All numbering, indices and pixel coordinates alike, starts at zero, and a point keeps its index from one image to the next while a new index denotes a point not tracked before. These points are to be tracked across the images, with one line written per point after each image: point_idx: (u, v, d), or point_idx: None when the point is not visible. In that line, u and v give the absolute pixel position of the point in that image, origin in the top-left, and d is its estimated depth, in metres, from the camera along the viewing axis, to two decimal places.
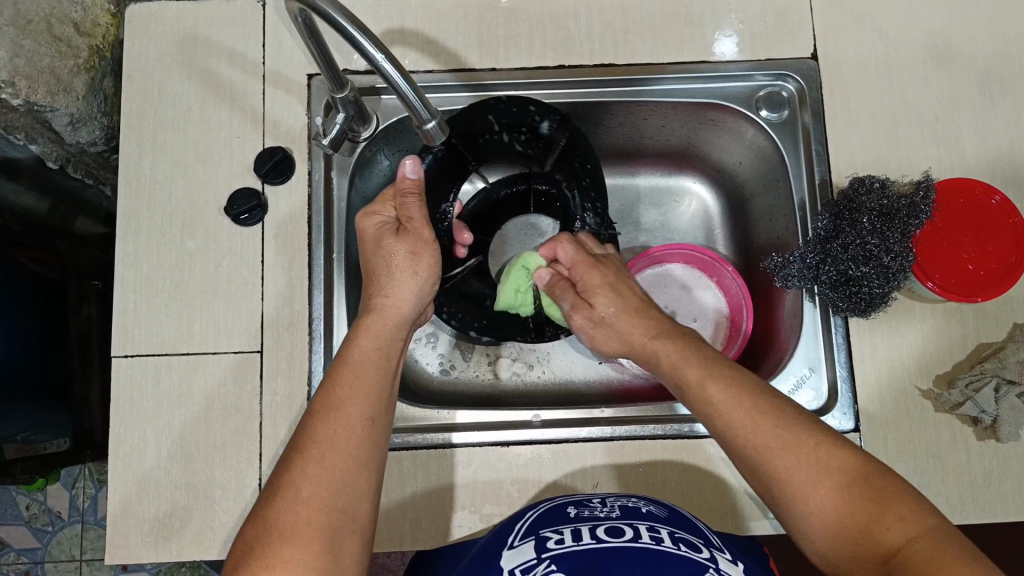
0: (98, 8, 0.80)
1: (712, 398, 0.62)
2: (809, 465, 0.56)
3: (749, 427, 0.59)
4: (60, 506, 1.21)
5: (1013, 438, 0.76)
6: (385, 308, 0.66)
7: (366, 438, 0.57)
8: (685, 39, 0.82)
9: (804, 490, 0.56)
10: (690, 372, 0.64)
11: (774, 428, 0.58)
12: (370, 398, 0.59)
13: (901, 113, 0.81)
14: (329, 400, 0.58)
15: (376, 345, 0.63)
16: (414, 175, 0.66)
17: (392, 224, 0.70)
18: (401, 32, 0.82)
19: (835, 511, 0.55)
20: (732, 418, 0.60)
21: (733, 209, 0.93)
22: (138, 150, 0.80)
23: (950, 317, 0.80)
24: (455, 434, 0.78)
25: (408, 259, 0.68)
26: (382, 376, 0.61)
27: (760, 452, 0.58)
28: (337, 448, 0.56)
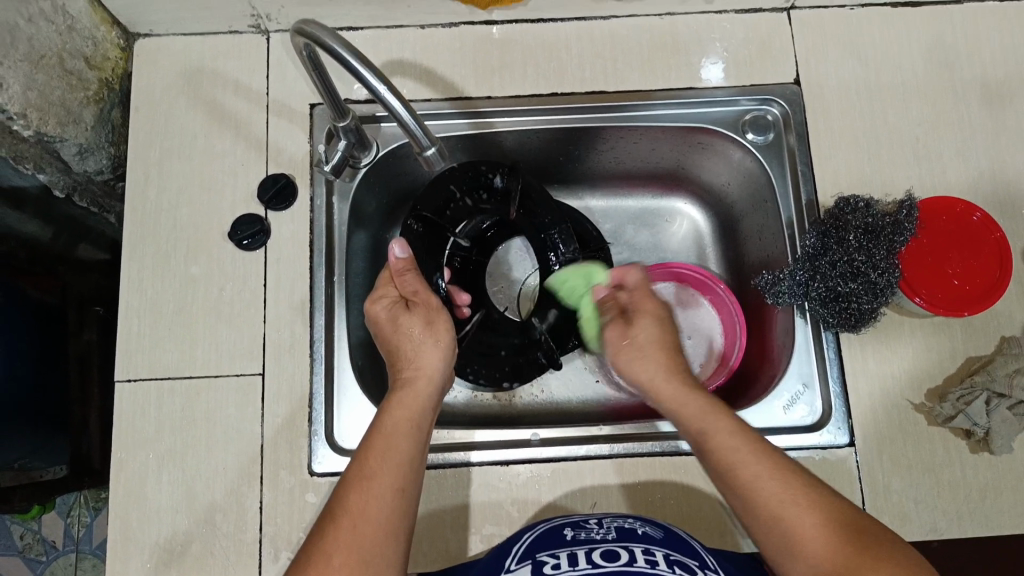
0: (108, 43, 0.82)
1: (712, 425, 0.65)
2: (790, 501, 0.59)
3: (736, 468, 0.62)
4: (55, 535, 1.21)
5: (1006, 450, 0.77)
6: (415, 379, 0.68)
7: (397, 508, 0.58)
8: (673, 67, 0.85)
9: (787, 527, 0.58)
10: (694, 402, 0.68)
11: (761, 454, 0.62)
12: (401, 467, 0.60)
13: (884, 135, 0.84)
14: (362, 471, 0.59)
15: (408, 415, 0.65)
16: (404, 254, 0.75)
17: (399, 302, 0.74)
18: (399, 63, 0.85)
19: (813, 535, 0.57)
20: (729, 452, 0.63)
21: (724, 229, 0.95)
22: (145, 178, 0.82)
23: (939, 332, 0.81)
24: (473, 453, 0.79)
25: (424, 330, 0.72)
26: (414, 445, 0.63)
27: (743, 485, 0.61)
28: (368, 517, 0.56)
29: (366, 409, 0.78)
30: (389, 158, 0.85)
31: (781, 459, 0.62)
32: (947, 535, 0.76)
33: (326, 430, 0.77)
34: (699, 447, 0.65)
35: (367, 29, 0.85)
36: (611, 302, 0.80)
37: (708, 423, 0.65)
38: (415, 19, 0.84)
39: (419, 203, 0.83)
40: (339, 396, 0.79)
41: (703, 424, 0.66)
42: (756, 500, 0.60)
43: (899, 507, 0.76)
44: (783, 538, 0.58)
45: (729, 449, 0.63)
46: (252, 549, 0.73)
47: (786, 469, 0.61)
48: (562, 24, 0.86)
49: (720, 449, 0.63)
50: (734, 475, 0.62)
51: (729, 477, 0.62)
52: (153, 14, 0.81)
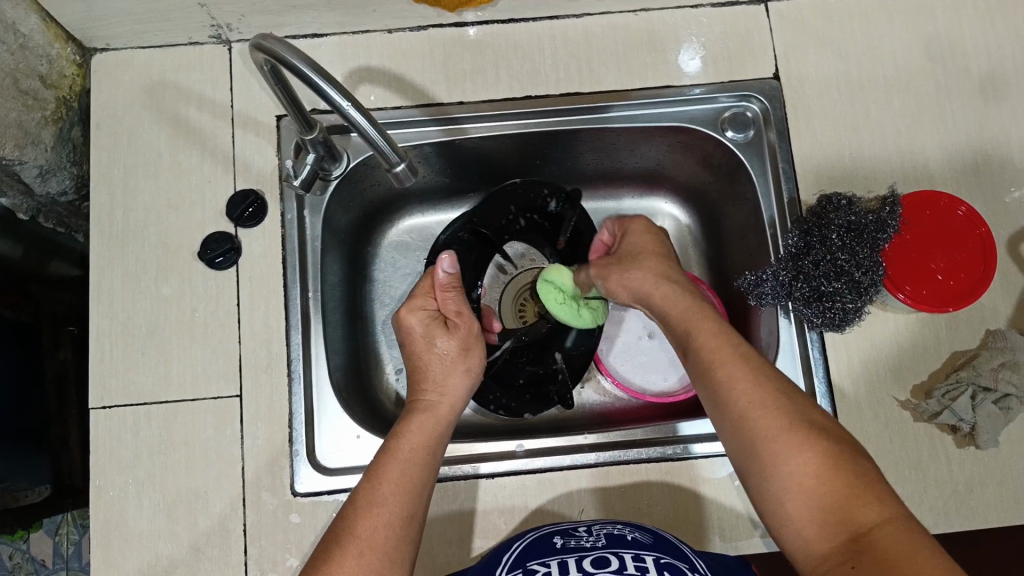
0: (64, 60, 0.79)
1: (717, 356, 0.62)
2: (772, 419, 0.58)
3: (729, 380, 0.60)
4: (44, 554, 1.20)
5: (992, 445, 0.76)
6: (437, 405, 0.67)
7: (400, 538, 0.57)
8: (649, 65, 0.83)
9: (768, 448, 0.57)
10: (703, 326, 0.64)
11: (770, 391, 0.59)
12: (406, 495, 0.59)
13: (866, 128, 0.82)
14: (367, 497, 0.58)
15: (416, 441, 0.63)
16: (451, 270, 0.72)
17: (436, 316, 0.72)
18: (367, 69, 0.82)
19: (809, 485, 0.55)
20: (736, 389, 0.60)
21: (705, 228, 0.94)
22: (110, 197, 0.79)
23: (924, 327, 0.81)
24: (482, 464, 0.78)
25: (460, 353, 0.70)
26: (419, 467, 0.61)
27: (746, 428, 0.58)
28: (372, 547, 0.55)
29: (347, 425, 0.77)
30: (361, 168, 0.83)
31: (792, 398, 0.59)
32: (934, 530, 0.76)
33: (307, 448, 0.76)
34: (704, 379, 0.62)
35: (332, 36, 0.83)
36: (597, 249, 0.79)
37: (717, 356, 0.62)
38: (382, 23, 0.82)
39: (479, 217, 0.88)
40: (320, 414, 0.77)
41: (708, 359, 0.62)
42: (754, 442, 0.58)
43: None
44: (775, 482, 0.56)
45: (737, 388, 0.60)
46: (237, 572, 0.72)
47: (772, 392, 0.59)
48: (533, 25, 0.84)
49: (727, 382, 0.60)
50: (738, 410, 0.59)
51: (733, 414, 0.59)
52: (108, 29, 0.78)
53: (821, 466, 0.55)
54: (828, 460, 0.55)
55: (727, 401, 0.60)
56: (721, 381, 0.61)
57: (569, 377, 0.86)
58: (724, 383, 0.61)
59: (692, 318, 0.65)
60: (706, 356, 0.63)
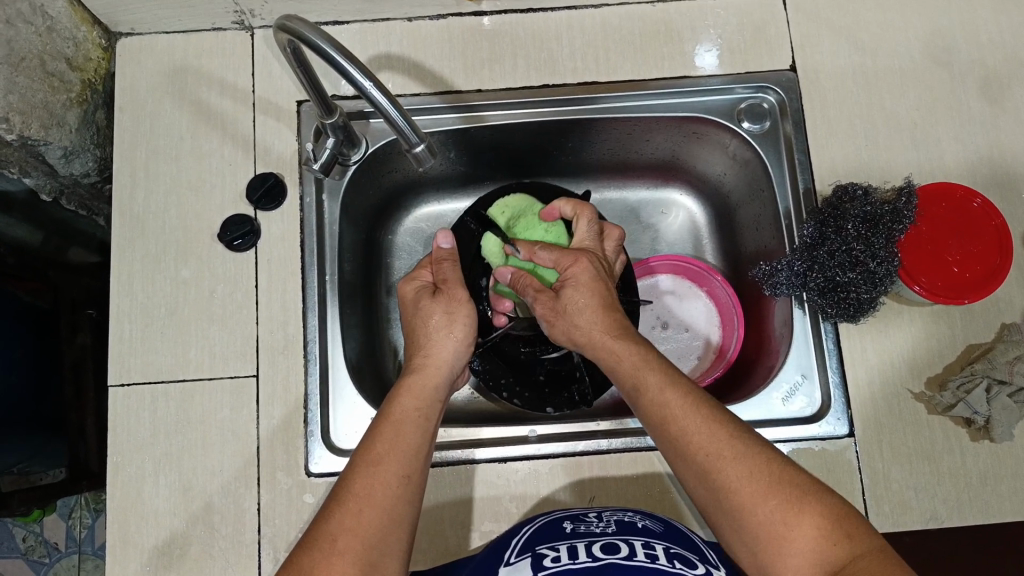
0: (90, 42, 0.80)
1: (680, 425, 0.59)
2: (736, 469, 0.56)
3: (690, 433, 0.59)
4: (57, 537, 1.21)
5: (1007, 438, 0.76)
6: (426, 367, 0.67)
7: (400, 496, 0.56)
8: (665, 55, 0.84)
9: (735, 497, 0.56)
10: (667, 391, 0.61)
11: (729, 441, 0.58)
12: (407, 456, 0.59)
13: (882, 120, 0.82)
14: (369, 452, 0.58)
15: (417, 404, 0.63)
16: (448, 245, 0.75)
17: (428, 287, 0.74)
18: (387, 57, 0.83)
19: (783, 529, 0.54)
20: (711, 463, 0.57)
21: (720, 220, 0.94)
22: (131, 178, 0.81)
23: (938, 320, 0.81)
24: (478, 449, 0.78)
25: (444, 318, 0.70)
26: (421, 434, 0.61)
27: (717, 493, 0.57)
28: (373, 502, 0.55)
29: (360, 408, 0.77)
30: (378, 154, 0.84)
31: (751, 440, 0.58)
32: (948, 523, 0.76)
33: (322, 430, 0.76)
34: (664, 435, 0.61)
35: (353, 23, 0.84)
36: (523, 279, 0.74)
37: (674, 411, 0.60)
38: (402, 11, 0.83)
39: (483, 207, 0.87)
40: (336, 396, 0.77)
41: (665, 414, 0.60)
42: (730, 512, 0.56)
43: (899, 496, 0.76)
44: (752, 538, 0.55)
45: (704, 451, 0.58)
46: (251, 551, 0.72)
47: (736, 437, 0.58)
48: (551, 14, 0.85)
49: (689, 445, 0.59)
50: (703, 471, 0.58)
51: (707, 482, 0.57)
52: (134, 13, 0.79)
53: (787, 512, 0.54)
54: (795, 506, 0.54)
55: (688, 455, 0.59)
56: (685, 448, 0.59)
57: (588, 376, 0.84)
58: (681, 438, 0.59)
59: (640, 372, 0.63)
60: (667, 417, 0.60)
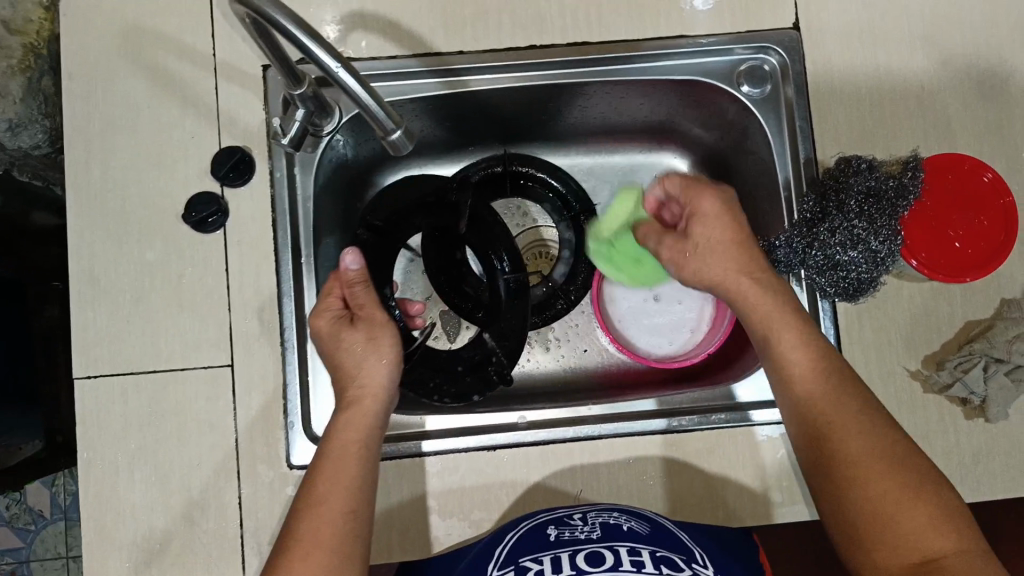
0: (30, 3, 0.73)
1: (827, 393, 0.61)
2: (862, 441, 0.58)
3: (815, 399, 0.61)
4: (41, 505, 1.20)
5: (1002, 417, 0.75)
6: (361, 396, 0.65)
7: (349, 531, 0.58)
8: (661, 13, 0.78)
9: (852, 468, 0.57)
10: (787, 337, 0.63)
11: (856, 417, 0.59)
12: (349, 490, 0.59)
13: (888, 86, 0.78)
14: (311, 495, 0.59)
15: (356, 434, 0.63)
16: (357, 266, 0.68)
17: (344, 315, 0.68)
18: (359, 15, 0.76)
19: (891, 509, 0.55)
20: (841, 433, 0.58)
21: (715, 187, 0.89)
22: (86, 154, 0.75)
23: (938, 296, 0.78)
24: (426, 441, 0.75)
25: (365, 342, 0.66)
26: (362, 465, 0.61)
27: (834, 462, 0.58)
28: (319, 546, 0.56)
29: None
30: (354, 124, 0.78)
31: (874, 417, 0.59)
32: None
33: (303, 420, 0.73)
34: (789, 394, 0.62)
35: None
36: (648, 227, 0.73)
37: (817, 376, 0.61)
38: None
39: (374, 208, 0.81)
40: (315, 382, 0.75)
41: (797, 376, 0.62)
42: (855, 479, 0.57)
43: None
44: (864, 510, 0.56)
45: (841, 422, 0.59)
46: (235, 545, 0.70)
47: (869, 412, 0.60)
48: None
49: (833, 420, 0.59)
50: (826, 437, 0.59)
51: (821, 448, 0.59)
52: None
53: (894, 493, 0.56)
54: (909, 489, 0.56)
55: (816, 418, 0.60)
56: (828, 426, 0.59)
57: (506, 355, 0.77)
58: (806, 401, 0.61)
59: (772, 322, 0.64)
60: (796, 380, 0.62)
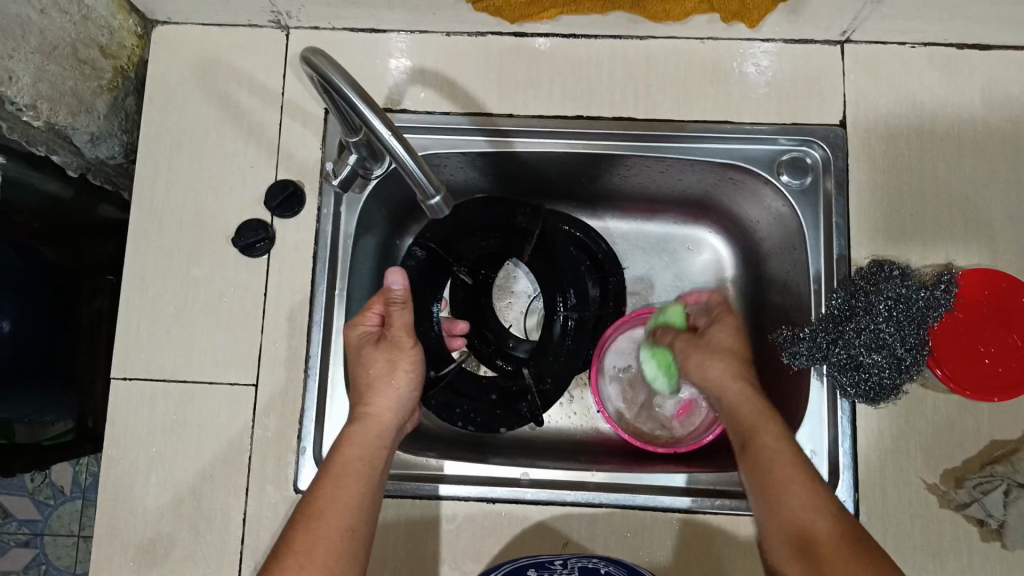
0: (125, 30, 0.79)
1: (754, 412, 0.67)
2: (770, 441, 0.64)
3: (741, 404, 0.69)
4: (63, 481, 1.26)
5: (1019, 545, 0.72)
6: (369, 417, 0.67)
7: (344, 550, 0.57)
8: (710, 97, 0.79)
9: (759, 462, 0.63)
10: (766, 433, 0.65)
11: (772, 420, 0.66)
12: (348, 510, 0.60)
13: (933, 191, 0.77)
14: (309, 511, 0.59)
15: (359, 454, 0.64)
16: (401, 286, 0.66)
17: (375, 333, 0.71)
18: (420, 70, 0.81)
19: (790, 506, 0.60)
20: (753, 418, 0.66)
21: (748, 266, 0.90)
22: (154, 171, 0.80)
23: (966, 410, 0.76)
24: (446, 485, 0.76)
25: (385, 367, 0.70)
26: (363, 484, 0.62)
27: (751, 458, 0.64)
28: (311, 560, 0.56)
29: None
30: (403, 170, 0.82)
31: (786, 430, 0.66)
32: None
33: (315, 448, 0.75)
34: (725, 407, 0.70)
35: (389, 32, 0.81)
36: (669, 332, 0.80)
37: (743, 389, 0.69)
38: (440, 25, 0.80)
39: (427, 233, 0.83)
40: (331, 415, 0.77)
41: (730, 385, 0.70)
42: (802, 525, 0.59)
43: None
44: (801, 547, 0.58)
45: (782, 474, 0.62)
46: (233, 560, 0.73)
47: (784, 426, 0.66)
48: (595, 41, 0.81)
49: (743, 413, 0.68)
50: (738, 430, 0.67)
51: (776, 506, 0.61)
52: (172, 3, 0.78)
53: (803, 491, 0.61)
54: (806, 484, 0.61)
55: (741, 421, 0.67)
56: (784, 482, 0.61)
57: (540, 396, 0.80)
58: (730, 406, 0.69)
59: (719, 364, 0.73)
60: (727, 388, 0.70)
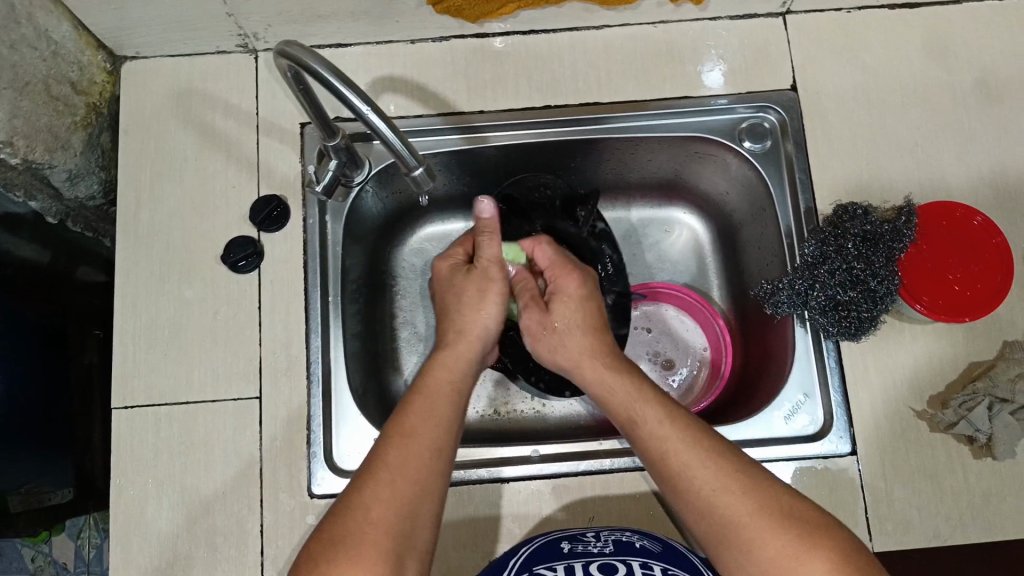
0: (95, 67, 0.81)
1: (660, 433, 0.61)
2: (700, 467, 0.58)
3: (654, 436, 0.61)
4: (66, 557, 1.21)
5: (1008, 455, 0.76)
6: (460, 343, 0.68)
7: (434, 467, 0.58)
8: (667, 75, 0.84)
9: (706, 501, 0.57)
10: (634, 401, 0.64)
11: (684, 439, 0.60)
12: (440, 428, 0.60)
13: (882, 140, 0.83)
14: (403, 426, 0.59)
15: (450, 379, 0.64)
16: (489, 215, 0.72)
17: (461, 264, 0.74)
18: (390, 79, 0.84)
19: (740, 532, 0.55)
20: (648, 429, 0.61)
21: (722, 238, 0.95)
22: (136, 201, 0.81)
23: (941, 338, 0.81)
24: (463, 471, 0.78)
25: (476, 295, 0.71)
26: (452, 408, 0.62)
27: (687, 491, 0.58)
28: (408, 473, 0.56)
29: (366, 430, 0.78)
30: (382, 175, 0.84)
31: (712, 446, 0.60)
32: (951, 542, 0.75)
33: (325, 451, 0.76)
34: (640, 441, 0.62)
35: (356, 46, 0.85)
36: (523, 285, 0.76)
37: (638, 415, 0.63)
38: (405, 33, 0.83)
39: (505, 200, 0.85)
40: (338, 416, 0.78)
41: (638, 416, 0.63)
42: (706, 508, 0.57)
43: (902, 514, 0.76)
44: (714, 529, 0.57)
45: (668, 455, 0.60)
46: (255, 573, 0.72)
47: (703, 441, 0.60)
48: (553, 35, 0.85)
49: (665, 445, 0.60)
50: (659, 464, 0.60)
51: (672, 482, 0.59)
52: (140, 36, 0.80)
53: (754, 515, 0.55)
54: (749, 503, 0.56)
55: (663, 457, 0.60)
56: (666, 460, 0.60)
57: None
58: (654, 442, 0.61)
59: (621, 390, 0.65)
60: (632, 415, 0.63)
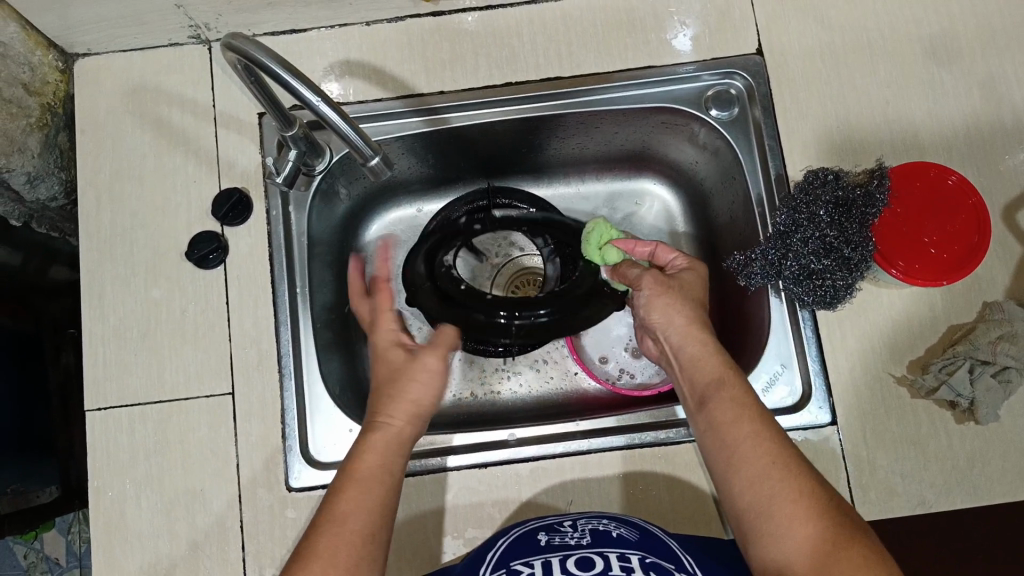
0: (46, 66, 0.79)
1: (724, 432, 0.61)
2: (751, 465, 0.59)
3: (741, 443, 0.60)
4: (58, 552, 1.23)
5: (992, 419, 0.74)
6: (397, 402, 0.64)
7: (367, 555, 0.56)
8: (630, 45, 0.82)
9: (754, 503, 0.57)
10: (723, 403, 0.63)
11: (753, 443, 0.60)
12: (373, 508, 0.58)
13: (854, 100, 0.81)
14: (337, 507, 0.57)
15: (389, 444, 0.61)
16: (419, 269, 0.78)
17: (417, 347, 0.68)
18: (347, 63, 0.82)
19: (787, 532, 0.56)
20: (729, 434, 0.61)
21: (695, 208, 0.93)
22: (97, 203, 0.80)
23: (920, 302, 0.79)
24: (452, 457, 0.77)
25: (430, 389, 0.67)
26: (387, 482, 0.59)
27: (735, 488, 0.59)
28: (338, 560, 0.54)
29: (341, 421, 0.77)
30: (344, 163, 0.83)
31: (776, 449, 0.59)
32: (936, 508, 0.74)
33: (301, 444, 0.76)
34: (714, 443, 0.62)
35: (311, 30, 0.83)
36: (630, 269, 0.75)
37: (736, 421, 0.61)
38: (359, 16, 0.81)
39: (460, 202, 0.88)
40: (311, 411, 0.77)
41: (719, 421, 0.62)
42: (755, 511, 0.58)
43: (886, 482, 0.75)
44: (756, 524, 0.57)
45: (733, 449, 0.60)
46: (236, 569, 0.72)
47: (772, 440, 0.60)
48: (511, 10, 0.83)
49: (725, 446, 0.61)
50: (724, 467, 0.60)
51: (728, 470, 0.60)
52: (89, 33, 0.78)
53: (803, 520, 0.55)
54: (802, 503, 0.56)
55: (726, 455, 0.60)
56: (735, 462, 0.60)
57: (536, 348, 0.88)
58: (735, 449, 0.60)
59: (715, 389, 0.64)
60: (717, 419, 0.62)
